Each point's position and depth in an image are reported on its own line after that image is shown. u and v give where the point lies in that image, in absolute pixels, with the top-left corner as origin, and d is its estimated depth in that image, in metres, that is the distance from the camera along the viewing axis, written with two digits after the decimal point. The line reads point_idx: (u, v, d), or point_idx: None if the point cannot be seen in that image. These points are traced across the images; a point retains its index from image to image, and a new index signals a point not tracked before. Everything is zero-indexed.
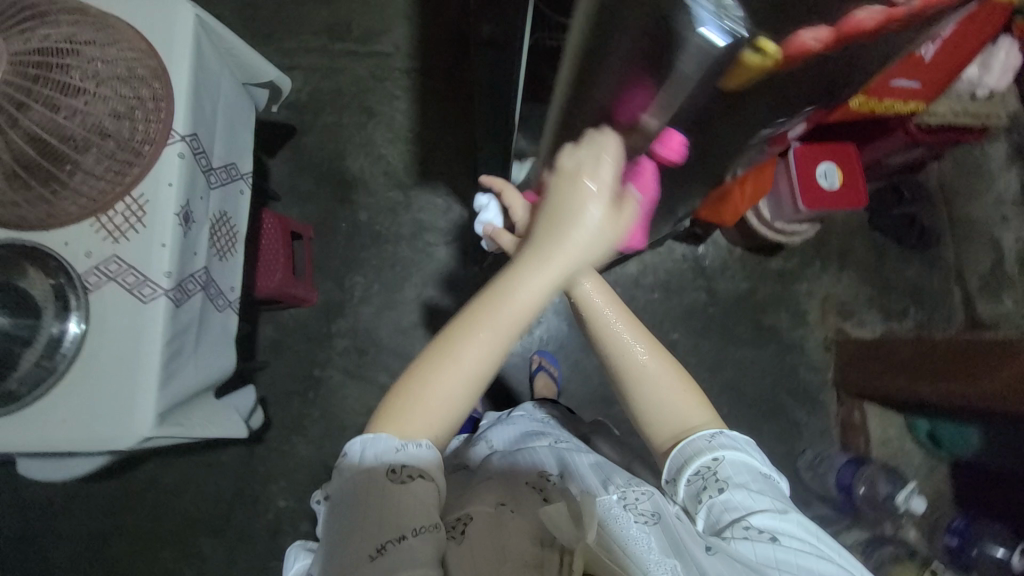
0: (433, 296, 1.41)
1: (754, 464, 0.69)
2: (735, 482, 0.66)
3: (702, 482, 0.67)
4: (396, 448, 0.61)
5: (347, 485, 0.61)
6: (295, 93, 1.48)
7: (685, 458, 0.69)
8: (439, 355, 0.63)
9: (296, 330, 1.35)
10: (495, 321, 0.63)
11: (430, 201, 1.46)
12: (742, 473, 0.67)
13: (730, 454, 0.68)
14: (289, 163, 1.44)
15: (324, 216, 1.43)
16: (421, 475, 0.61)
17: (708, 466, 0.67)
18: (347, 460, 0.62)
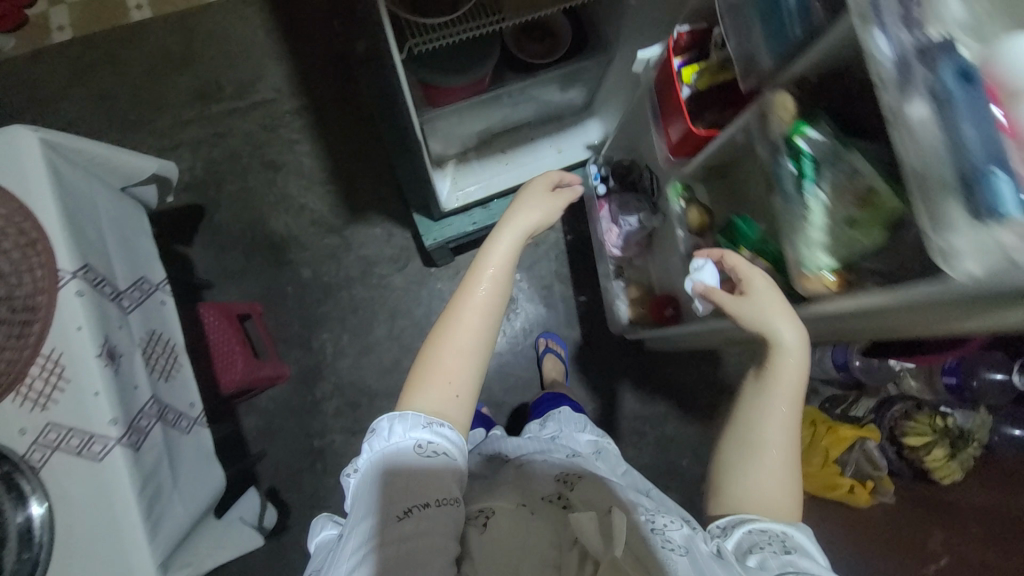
0: (406, 327, 1.37)
1: (822, 560, 0.62)
2: (798, 554, 0.60)
3: (763, 539, 0.62)
4: (423, 426, 0.67)
5: (378, 458, 0.67)
6: (189, 172, 1.39)
7: (753, 516, 0.65)
8: (446, 324, 0.74)
9: (281, 408, 1.30)
10: (483, 274, 0.77)
11: (369, 233, 1.40)
12: (810, 557, 0.61)
13: (801, 536, 0.63)
14: (210, 245, 1.36)
15: (267, 286, 1.36)
16: (445, 451, 0.67)
17: (776, 533, 0.63)
18: (377, 439, 0.68)
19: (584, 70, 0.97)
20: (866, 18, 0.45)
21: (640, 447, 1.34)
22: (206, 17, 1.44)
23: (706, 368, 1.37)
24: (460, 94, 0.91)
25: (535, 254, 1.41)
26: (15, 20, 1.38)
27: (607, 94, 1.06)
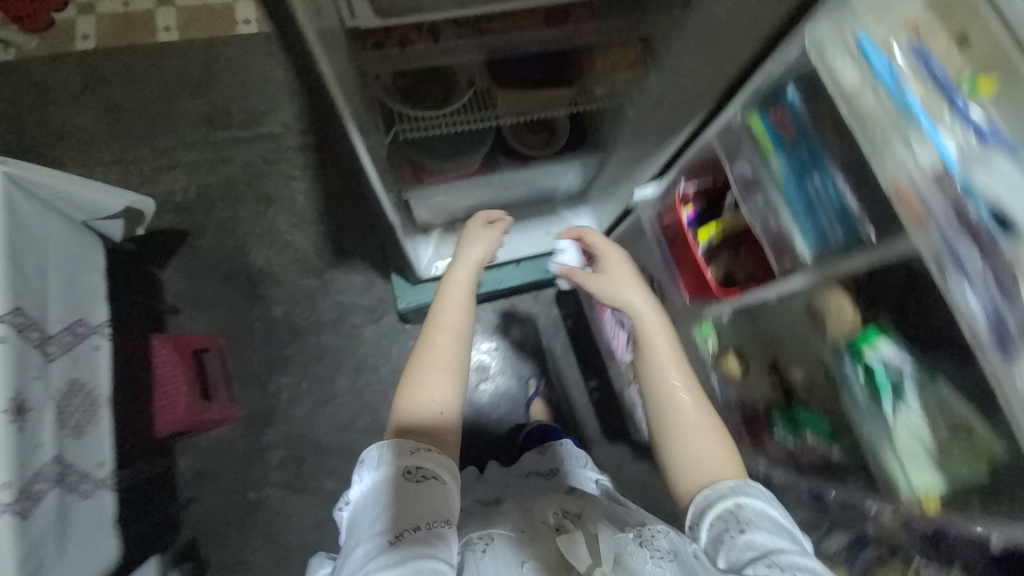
0: (369, 382, 1.31)
1: (778, 519, 0.59)
2: (753, 529, 0.57)
3: (720, 527, 0.59)
4: (409, 450, 0.63)
5: (369, 490, 0.62)
6: (181, 193, 1.37)
7: (707, 500, 0.62)
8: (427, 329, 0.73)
9: (221, 452, 1.22)
10: (454, 284, 0.78)
11: (349, 280, 1.36)
12: (763, 523, 0.58)
13: (754, 502, 0.60)
14: (185, 270, 1.32)
15: (233, 320, 1.31)
16: (434, 474, 0.62)
17: (730, 512, 0.60)
18: (363, 469, 0.63)
19: (579, 164, 0.96)
20: (941, 265, 0.42)
21: None
22: (230, 47, 1.47)
23: None
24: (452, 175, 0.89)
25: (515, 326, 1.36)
26: (43, 22, 1.42)
27: (603, 187, 1.04)
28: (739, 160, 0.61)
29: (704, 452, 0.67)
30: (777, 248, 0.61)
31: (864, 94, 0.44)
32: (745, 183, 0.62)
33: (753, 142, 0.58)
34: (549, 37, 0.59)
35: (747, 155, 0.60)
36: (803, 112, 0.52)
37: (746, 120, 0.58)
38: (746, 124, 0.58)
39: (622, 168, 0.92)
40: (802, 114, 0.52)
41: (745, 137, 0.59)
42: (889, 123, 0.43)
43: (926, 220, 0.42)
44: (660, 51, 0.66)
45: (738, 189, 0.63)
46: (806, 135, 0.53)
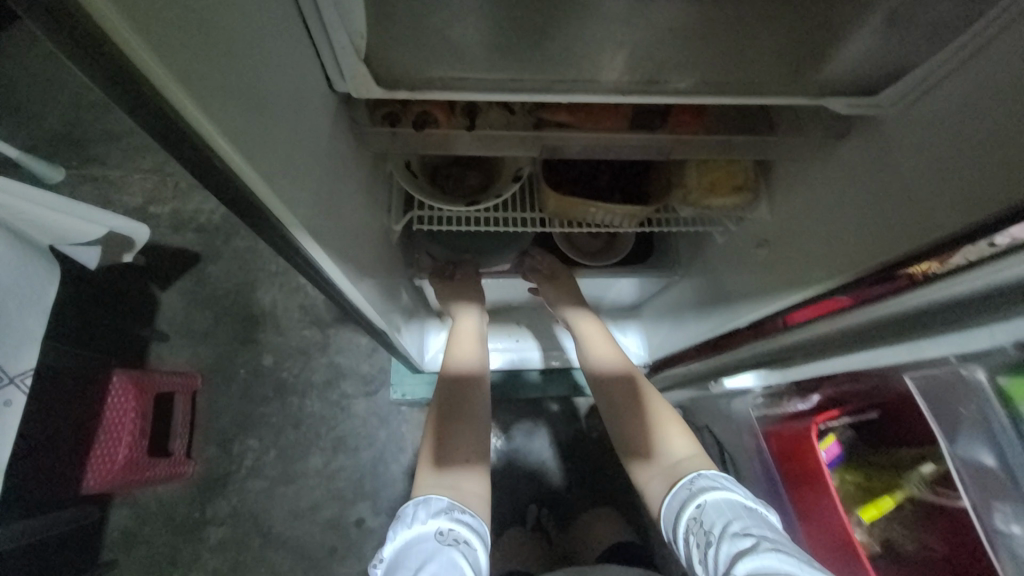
0: (344, 467, 1.11)
1: (742, 502, 0.48)
2: (720, 532, 0.45)
3: (692, 544, 0.48)
4: (441, 511, 0.53)
5: (398, 550, 0.50)
6: (206, 214, 1.28)
7: (673, 515, 0.52)
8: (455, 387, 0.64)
9: (160, 514, 1.04)
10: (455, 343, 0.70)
11: (354, 342, 1.20)
12: (728, 517, 0.46)
13: (713, 497, 0.49)
14: (186, 295, 1.20)
15: (216, 361, 1.16)
16: (465, 540, 0.50)
17: (694, 520, 0.49)
18: (398, 525, 0.53)
19: (638, 280, 0.77)
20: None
21: None
22: None
23: None
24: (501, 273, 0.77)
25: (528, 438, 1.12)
26: None
27: (661, 308, 0.84)
28: (973, 438, 0.36)
29: (683, 448, 0.58)
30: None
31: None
32: (976, 474, 0.37)
33: (1008, 416, 0.34)
34: (631, 145, 0.42)
35: (987, 438, 0.35)
36: None
37: (997, 379, 0.34)
38: (996, 388, 0.34)
39: (695, 298, 0.71)
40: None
41: (995, 410, 0.34)
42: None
43: None
44: (801, 174, 0.47)
45: (964, 478, 0.37)
46: None
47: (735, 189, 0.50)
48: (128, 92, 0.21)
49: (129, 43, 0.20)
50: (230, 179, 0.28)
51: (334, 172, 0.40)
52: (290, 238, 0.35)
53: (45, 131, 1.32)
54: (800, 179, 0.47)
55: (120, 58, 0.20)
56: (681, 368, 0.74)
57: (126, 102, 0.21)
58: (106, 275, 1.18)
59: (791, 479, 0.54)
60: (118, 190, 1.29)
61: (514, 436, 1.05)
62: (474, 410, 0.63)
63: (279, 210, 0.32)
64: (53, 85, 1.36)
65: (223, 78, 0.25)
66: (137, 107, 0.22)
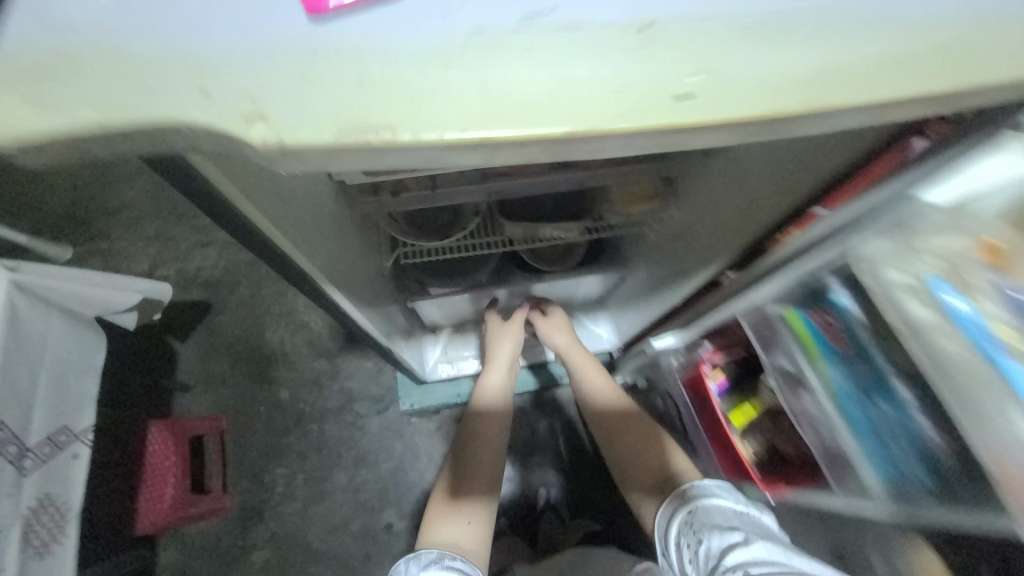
0: (367, 480, 1.23)
1: (731, 508, 0.60)
2: (709, 530, 0.57)
3: (687, 542, 0.60)
4: (435, 561, 0.65)
5: None
6: (208, 269, 1.39)
7: (672, 519, 0.65)
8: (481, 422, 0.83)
9: (206, 547, 1.15)
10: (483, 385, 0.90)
11: (360, 366, 1.32)
12: (716, 518, 0.58)
13: (705, 504, 0.62)
14: (201, 345, 1.32)
15: (237, 403, 1.27)
16: None
17: (687, 523, 0.62)
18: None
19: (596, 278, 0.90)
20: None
21: None
22: None
23: None
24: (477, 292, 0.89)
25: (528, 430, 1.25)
26: None
27: (622, 298, 0.97)
28: (777, 354, 0.56)
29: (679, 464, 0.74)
30: (835, 461, 0.55)
31: (932, 339, 0.35)
32: (790, 382, 0.57)
33: (795, 344, 0.53)
34: (557, 182, 0.55)
35: (787, 353, 0.55)
36: (856, 317, 0.45)
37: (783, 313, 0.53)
38: (786, 321, 0.53)
39: (645, 285, 0.84)
40: (857, 329, 0.46)
41: (784, 333, 0.54)
42: (981, 376, 0.33)
43: None
44: (693, 183, 0.60)
45: (784, 387, 0.58)
46: (863, 355, 0.46)
47: (648, 197, 0.64)
48: (217, 211, 0.37)
49: (221, 194, 0.35)
50: (273, 252, 0.44)
51: (342, 234, 0.54)
52: (314, 286, 0.52)
53: (48, 214, 1.43)
54: (694, 186, 0.60)
55: (216, 197, 0.35)
56: (640, 347, 0.87)
57: (210, 211, 0.38)
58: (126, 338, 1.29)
59: (700, 408, 0.76)
60: (124, 259, 1.40)
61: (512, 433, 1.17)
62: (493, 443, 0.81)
63: (310, 269, 0.48)
64: (50, 172, 1.47)
65: (278, 213, 0.40)
66: (224, 217, 0.38)
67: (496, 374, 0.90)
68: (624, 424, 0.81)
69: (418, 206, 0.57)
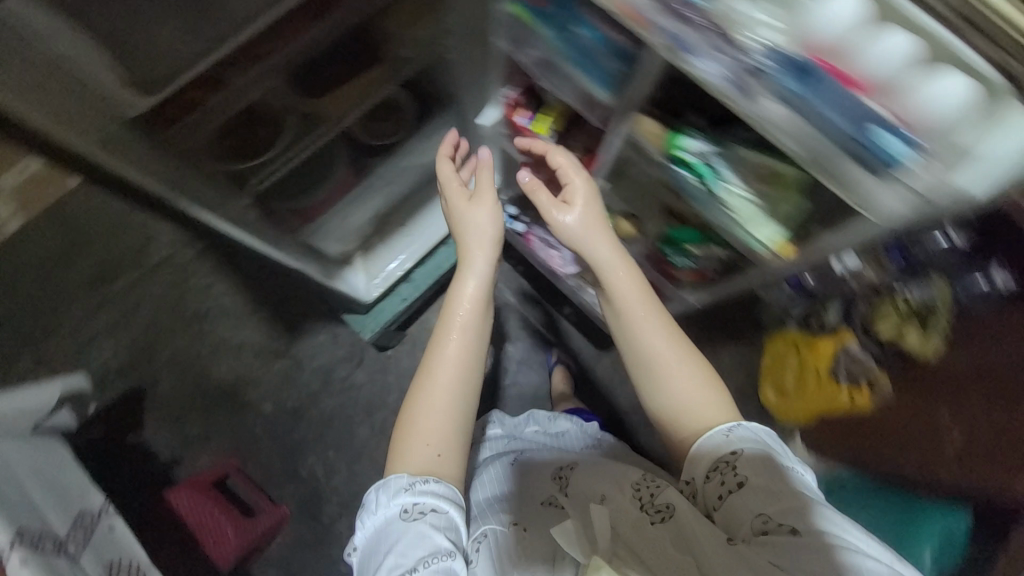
0: (385, 416, 1.34)
1: (776, 460, 0.63)
2: (749, 478, 0.62)
3: (715, 469, 0.64)
4: (405, 489, 0.68)
5: (377, 520, 0.69)
6: (114, 358, 1.33)
7: (702, 442, 0.66)
8: (450, 370, 0.72)
9: (294, 548, 1.25)
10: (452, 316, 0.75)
11: (316, 343, 1.36)
12: (762, 469, 0.62)
13: (748, 449, 0.64)
14: (162, 420, 1.30)
15: (234, 440, 1.31)
16: (430, 509, 0.67)
17: (723, 461, 0.64)
18: (369, 512, 0.70)
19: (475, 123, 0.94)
20: (679, 54, 0.56)
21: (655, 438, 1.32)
22: (73, 203, 1.38)
23: None
24: (332, 197, 0.96)
25: None
26: None
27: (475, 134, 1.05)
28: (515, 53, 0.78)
29: (715, 415, 0.69)
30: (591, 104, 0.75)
31: None
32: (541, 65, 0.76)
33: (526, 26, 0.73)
34: (319, 37, 0.57)
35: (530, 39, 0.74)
36: None
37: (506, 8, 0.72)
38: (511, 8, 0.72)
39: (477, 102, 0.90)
40: None
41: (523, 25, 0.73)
42: None
43: (647, 23, 0.56)
44: None
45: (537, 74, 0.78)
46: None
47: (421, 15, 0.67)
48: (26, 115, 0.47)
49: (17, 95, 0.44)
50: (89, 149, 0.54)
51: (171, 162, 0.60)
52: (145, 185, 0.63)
53: None
54: None
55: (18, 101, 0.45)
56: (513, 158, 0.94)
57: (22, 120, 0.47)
58: (88, 462, 1.25)
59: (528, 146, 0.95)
60: None
61: None
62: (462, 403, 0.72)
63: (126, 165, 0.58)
64: None
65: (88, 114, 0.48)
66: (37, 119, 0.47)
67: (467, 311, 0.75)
68: (672, 348, 0.71)
69: (215, 123, 0.59)
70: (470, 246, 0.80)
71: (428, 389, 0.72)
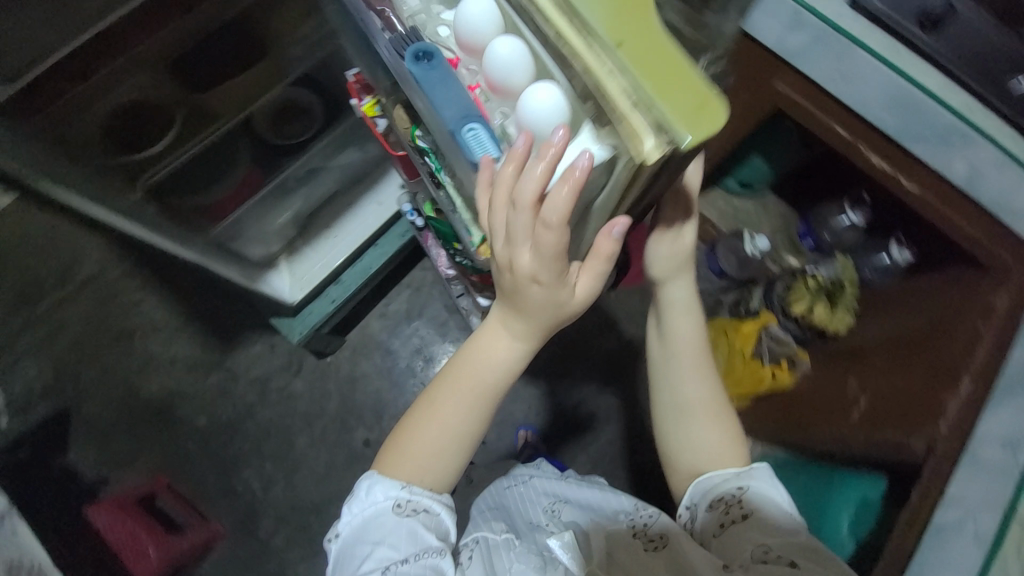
0: (325, 424, 1.32)
1: (784, 505, 0.65)
2: (751, 511, 0.64)
3: (722, 500, 0.67)
4: (401, 487, 0.63)
5: (357, 518, 0.64)
6: (38, 381, 1.28)
7: (706, 482, 0.69)
8: (454, 437, 0.64)
9: (230, 568, 1.21)
10: (472, 379, 0.63)
11: (252, 354, 1.34)
12: (765, 507, 0.64)
13: (756, 486, 0.66)
14: (89, 442, 1.26)
15: (166, 458, 1.27)
16: (423, 507, 0.63)
17: (731, 493, 0.66)
18: (356, 501, 0.64)
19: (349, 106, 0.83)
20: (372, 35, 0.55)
21: (598, 430, 1.33)
22: None
23: (622, 328, 1.39)
24: (240, 199, 0.98)
25: (420, 300, 1.40)
26: None
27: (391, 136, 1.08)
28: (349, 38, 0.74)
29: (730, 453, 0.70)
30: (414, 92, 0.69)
31: None
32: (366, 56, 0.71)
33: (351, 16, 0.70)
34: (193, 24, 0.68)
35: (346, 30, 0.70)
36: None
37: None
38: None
39: None
40: None
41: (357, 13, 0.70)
42: None
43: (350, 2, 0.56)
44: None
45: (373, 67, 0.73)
46: None
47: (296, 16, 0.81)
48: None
49: None
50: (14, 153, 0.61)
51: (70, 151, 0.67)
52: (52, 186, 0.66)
53: None
54: None
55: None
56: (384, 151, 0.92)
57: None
58: None
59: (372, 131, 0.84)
60: None
61: (414, 322, 1.38)
62: (458, 458, 0.65)
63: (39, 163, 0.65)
64: None
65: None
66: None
67: (482, 367, 0.62)
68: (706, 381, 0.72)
69: (101, 105, 0.67)
70: (536, 323, 0.57)
71: (422, 441, 0.64)
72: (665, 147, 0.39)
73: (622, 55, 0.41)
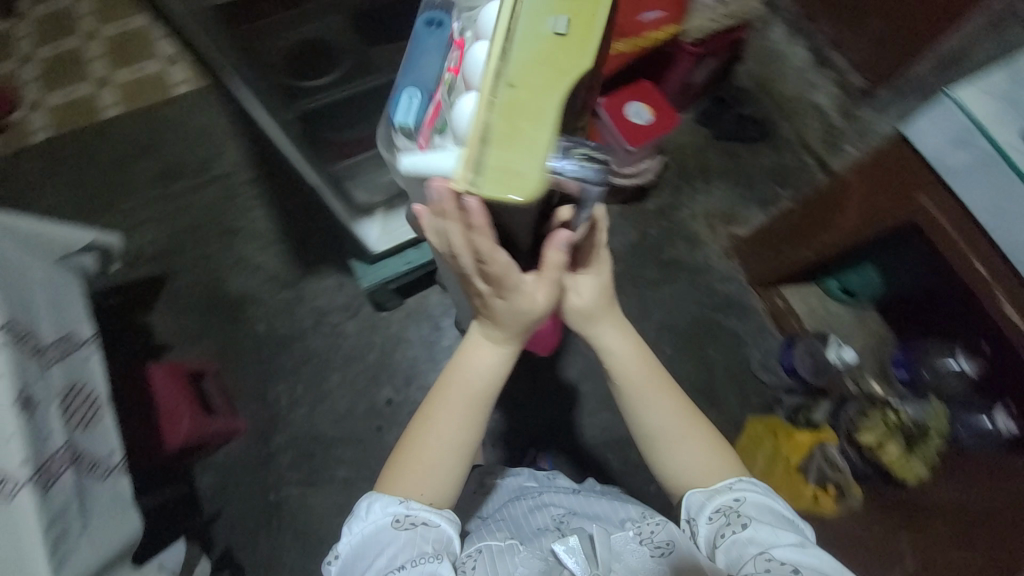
0: (359, 371, 1.39)
1: (783, 514, 0.63)
2: (751, 520, 0.61)
3: (720, 515, 0.63)
4: (399, 503, 0.63)
5: (357, 539, 0.64)
6: (152, 245, 1.47)
7: (697, 498, 0.66)
8: (450, 451, 0.65)
9: (237, 464, 1.31)
10: (464, 394, 0.65)
11: (321, 286, 1.45)
12: (765, 516, 0.62)
13: (751, 497, 0.64)
14: (170, 310, 1.42)
15: (222, 348, 1.41)
16: (422, 521, 0.63)
17: (727, 505, 0.64)
18: (356, 522, 0.65)
19: None
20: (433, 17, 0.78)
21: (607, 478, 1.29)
22: (170, 109, 1.58)
23: None
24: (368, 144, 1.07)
25: None
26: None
27: None
28: None
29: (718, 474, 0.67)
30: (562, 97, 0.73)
31: None
32: None
33: None
34: None
35: None
36: None
37: None
38: None
39: None
40: None
41: None
42: None
43: None
44: None
45: None
46: None
47: None
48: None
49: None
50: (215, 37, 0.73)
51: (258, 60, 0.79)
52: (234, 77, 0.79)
53: None
54: None
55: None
56: None
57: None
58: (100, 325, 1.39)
59: None
60: None
61: None
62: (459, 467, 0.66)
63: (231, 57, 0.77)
64: None
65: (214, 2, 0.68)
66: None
67: (477, 375, 0.65)
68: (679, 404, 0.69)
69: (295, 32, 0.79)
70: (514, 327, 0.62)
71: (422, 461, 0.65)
72: (466, 186, 0.45)
73: (498, 110, 0.45)
